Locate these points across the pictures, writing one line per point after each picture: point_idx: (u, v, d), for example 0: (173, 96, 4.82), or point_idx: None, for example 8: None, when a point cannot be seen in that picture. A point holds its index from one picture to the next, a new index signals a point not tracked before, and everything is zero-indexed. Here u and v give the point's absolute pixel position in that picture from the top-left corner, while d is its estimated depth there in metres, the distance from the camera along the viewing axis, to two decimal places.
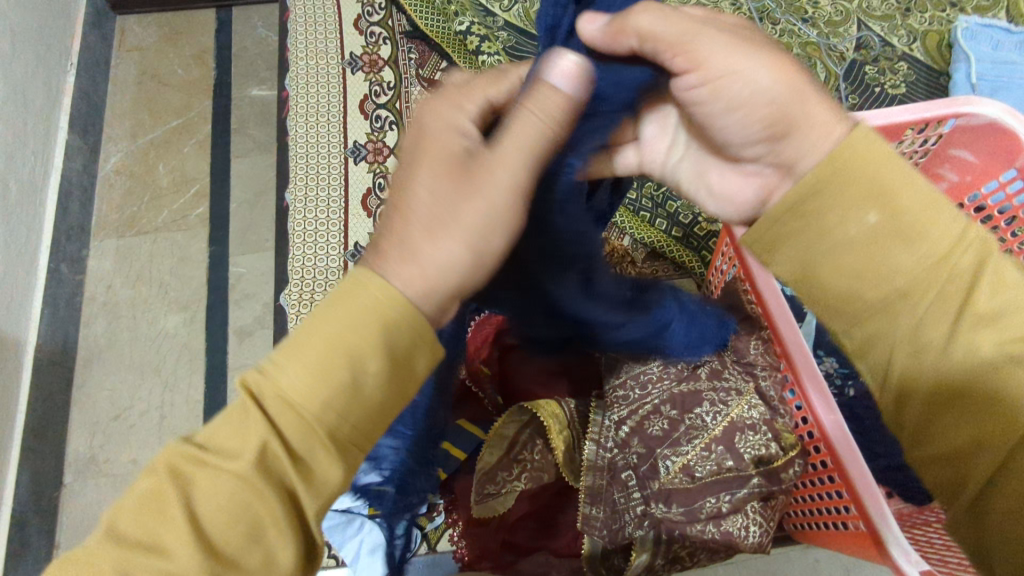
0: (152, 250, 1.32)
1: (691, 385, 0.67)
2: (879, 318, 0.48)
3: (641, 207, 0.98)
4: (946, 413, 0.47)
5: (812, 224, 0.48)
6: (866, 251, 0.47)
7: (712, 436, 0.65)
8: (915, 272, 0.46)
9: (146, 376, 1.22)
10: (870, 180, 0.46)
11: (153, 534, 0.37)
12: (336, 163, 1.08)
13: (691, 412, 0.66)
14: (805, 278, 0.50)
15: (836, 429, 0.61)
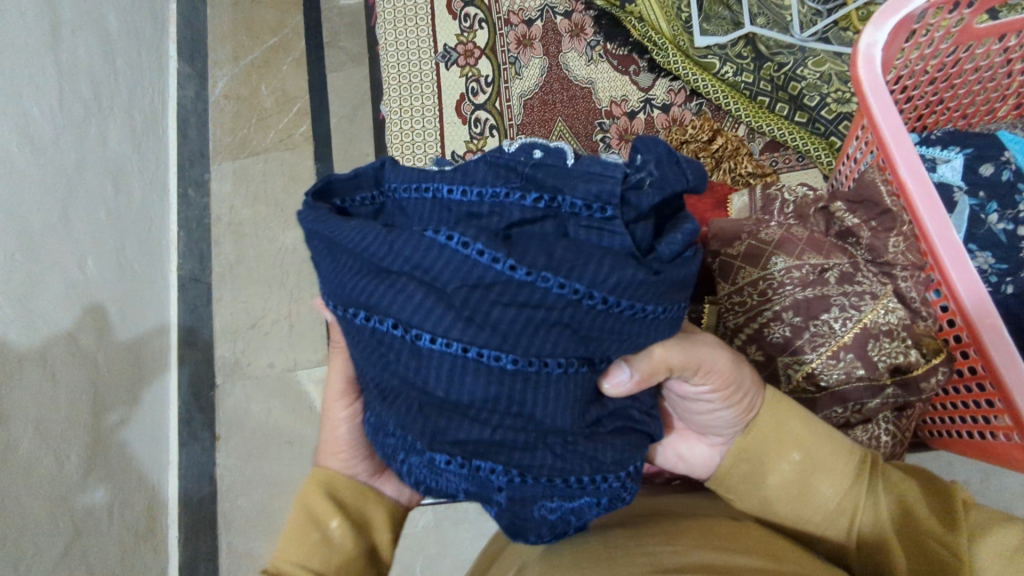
0: (266, 170, 1.37)
1: (818, 291, 0.62)
2: (788, 480, 0.53)
3: (758, 91, 0.93)
4: (803, 501, 0.53)
5: (754, 457, 0.54)
6: (790, 446, 0.54)
7: (841, 343, 0.61)
8: (811, 457, 0.53)
9: (273, 289, 1.32)
10: (787, 432, 0.54)
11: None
12: (427, 70, 1.04)
13: (816, 319, 0.61)
14: (748, 446, 0.54)
15: (993, 332, 0.54)
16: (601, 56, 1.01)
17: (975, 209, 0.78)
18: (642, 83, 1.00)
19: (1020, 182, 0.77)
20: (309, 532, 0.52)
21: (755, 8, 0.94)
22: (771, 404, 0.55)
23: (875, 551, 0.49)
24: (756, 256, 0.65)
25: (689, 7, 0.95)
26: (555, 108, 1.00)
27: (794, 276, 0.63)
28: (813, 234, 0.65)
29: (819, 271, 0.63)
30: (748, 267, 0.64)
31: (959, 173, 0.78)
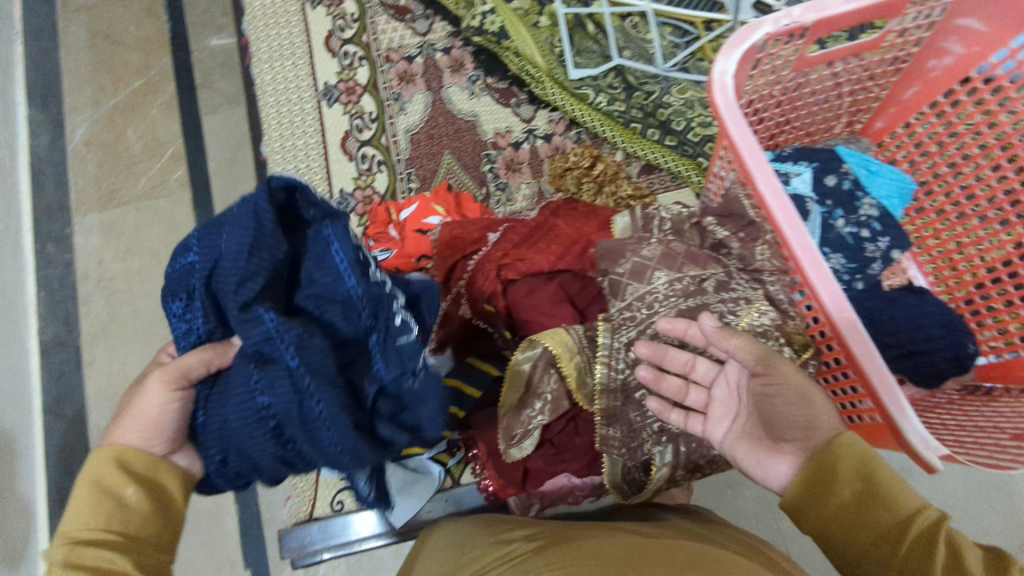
0: (138, 220, 1.28)
1: (698, 299, 0.67)
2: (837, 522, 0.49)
3: (631, 118, 1.00)
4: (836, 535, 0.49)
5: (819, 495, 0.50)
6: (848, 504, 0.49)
7: None
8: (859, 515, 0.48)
9: (153, 346, 1.22)
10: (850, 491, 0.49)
11: (102, 531, 0.48)
12: (309, 109, 1.03)
13: None
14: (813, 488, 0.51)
15: (850, 327, 0.59)
16: (483, 90, 1.04)
17: (825, 216, 0.87)
18: (524, 115, 1.03)
19: (858, 190, 0.87)
20: (100, 498, 0.49)
21: (621, 41, 1.00)
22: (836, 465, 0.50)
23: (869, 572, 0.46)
24: (643, 271, 0.67)
25: (561, 42, 1.00)
26: (441, 141, 1.01)
27: (678, 287, 0.67)
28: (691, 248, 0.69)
29: (698, 281, 0.67)
30: (634, 283, 0.67)
31: (807, 184, 0.87)
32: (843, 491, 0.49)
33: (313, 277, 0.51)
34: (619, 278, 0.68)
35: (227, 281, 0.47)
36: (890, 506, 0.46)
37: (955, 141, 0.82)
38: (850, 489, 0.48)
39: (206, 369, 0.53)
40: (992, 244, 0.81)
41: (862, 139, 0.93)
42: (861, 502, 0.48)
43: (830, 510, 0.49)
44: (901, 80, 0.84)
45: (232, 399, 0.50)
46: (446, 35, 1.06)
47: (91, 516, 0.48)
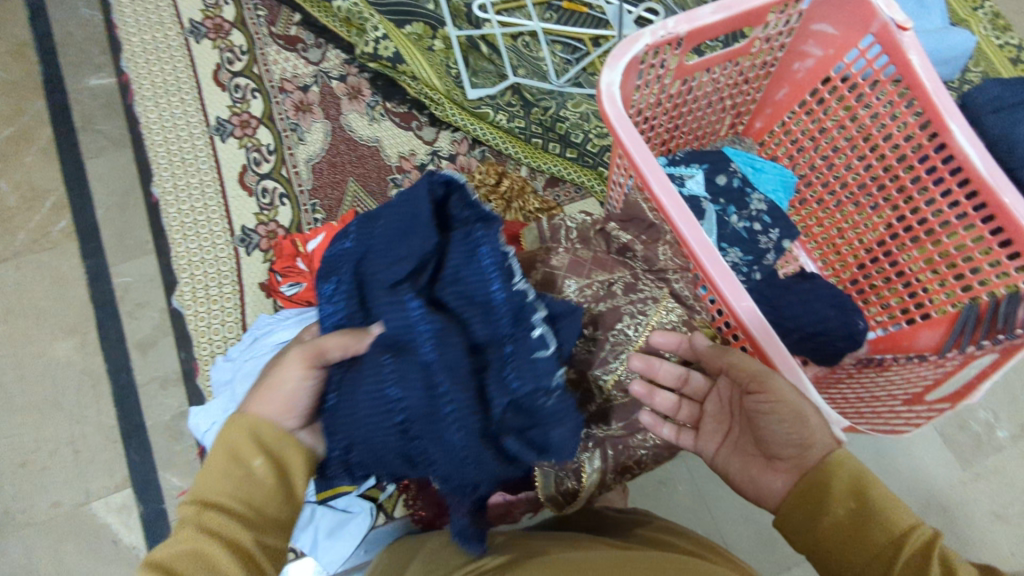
0: (18, 278, 1.18)
1: (609, 303, 0.68)
2: (837, 535, 0.51)
3: (532, 134, 1.02)
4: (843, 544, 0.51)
5: (821, 510, 0.52)
6: (850, 525, 0.51)
7: (636, 347, 0.67)
8: (858, 533, 0.50)
9: (45, 413, 1.12)
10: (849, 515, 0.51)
11: (235, 499, 0.48)
12: (201, 146, 0.99)
13: (613, 329, 0.67)
14: (820, 505, 0.52)
15: (750, 314, 0.62)
16: (383, 115, 1.03)
17: (720, 213, 0.92)
18: (426, 137, 1.03)
19: (747, 186, 0.93)
20: (234, 471, 0.48)
21: (515, 61, 1.05)
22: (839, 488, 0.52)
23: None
24: (553, 280, 0.70)
25: (457, 64, 1.02)
26: (344, 169, 0.99)
27: (586, 294, 0.69)
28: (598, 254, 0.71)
29: (607, 285, 0.69)
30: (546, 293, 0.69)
31: (701, 184, 0.92)
32: (837, 508, 0.51)
33: (459, 273, 0.57)
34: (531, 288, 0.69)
35: (380, 266, 0.55)
36: (883, 524, 0.49)
37: (823, 135, 0.89)
38: (843, 507, 0.51)
39: (342, 356, 0.53)
40: (870, 226, 0.88)
41: (745, 139, 0.99)
42: (854, 519, 0.50)
43: (824, 527, 0.52)
44: (772, 84, 0.91)
45: (362, 391, 0.52)
46: (341, 62, 1.05)
47: (236, 484, 0.48)
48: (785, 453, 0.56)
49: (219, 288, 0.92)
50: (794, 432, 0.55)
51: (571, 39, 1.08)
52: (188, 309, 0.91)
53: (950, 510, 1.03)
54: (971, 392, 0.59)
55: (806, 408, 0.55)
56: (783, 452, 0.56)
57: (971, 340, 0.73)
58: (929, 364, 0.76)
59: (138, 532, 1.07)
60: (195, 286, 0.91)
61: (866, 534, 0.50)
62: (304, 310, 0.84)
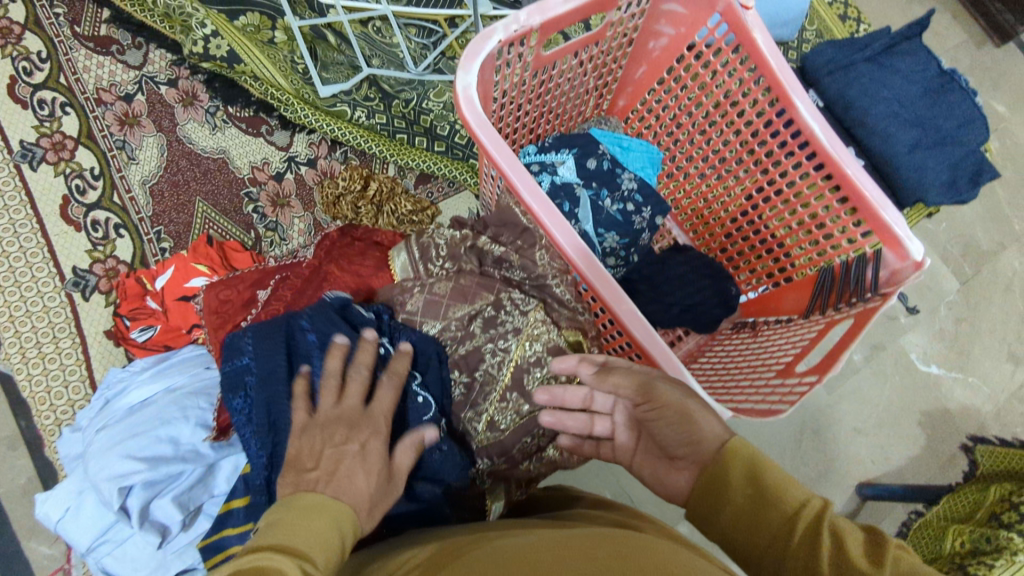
0: None
1: (470, 345, 0.67)
2: (742, 520, 0.49)
3: (396, 130, 0.96)
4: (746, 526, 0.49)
5: (722, 497, 0.51)
6: (754, 504, 0.49)
7: (504, 385, 0.65)
8: (759, 512, 0.48)
9: None
10: (749, 495, 0.49)
11: (295, 537, 0.40)
12: (5, 177, 0.85)
13: (477, 371, 0.66)
14: (718, 490, 0.51)
15: (630, 315, 0.62)
16: (226, 121, 0.93)
17: (593, 197, 0.91)
18: (279, 142, 0.94)
19: (617, 167, 0.93)
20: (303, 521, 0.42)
21: (367, 50, 0.98)
22: (733, 470, 0.51)
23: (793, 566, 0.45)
24: (434, 308, 0.68)
25: (303, 58, 0.93)
26: (188, 187, 0.89)
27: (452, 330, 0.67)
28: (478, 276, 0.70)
29: (466, 322, 0.67)
30: (429, 321, 0.68)
31: (572, 170, 0.91)
32: (734, 497, 0.50)
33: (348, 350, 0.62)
34: (412, 316, 0.68)
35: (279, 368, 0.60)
36: (778, 503, 0.48)
37: (683, 110, 0.91)
38: (739, 496, 0.50)
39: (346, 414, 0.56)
40: (731, 197, 0.92)
41: (610, 118, 0.99)
42: (749, 508, 0.49)
43: (724, 516, 0.50)
44: (630, 63, 0.91)
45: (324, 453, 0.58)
46: (167, 64, 0.93)
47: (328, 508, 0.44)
48: (682, 453, 0.55)
49: (53, 342, 0.81)
50: (685, 432, 0.54)
51: (426, 21, 1.03)
52: (18, 371, 0.80)
53: (820, 433, 1.15)
54: (833, 364, 0.62)
55: (689, 405, 0.55)
56: (680, 451, 0.55)
57: (829, 301, 0.78)
58: (794, 325, 0.82)
59: None
60: (23, 344, 0.80)
61: (768, 509, 0.48)
62: (163, 358, 0.77)
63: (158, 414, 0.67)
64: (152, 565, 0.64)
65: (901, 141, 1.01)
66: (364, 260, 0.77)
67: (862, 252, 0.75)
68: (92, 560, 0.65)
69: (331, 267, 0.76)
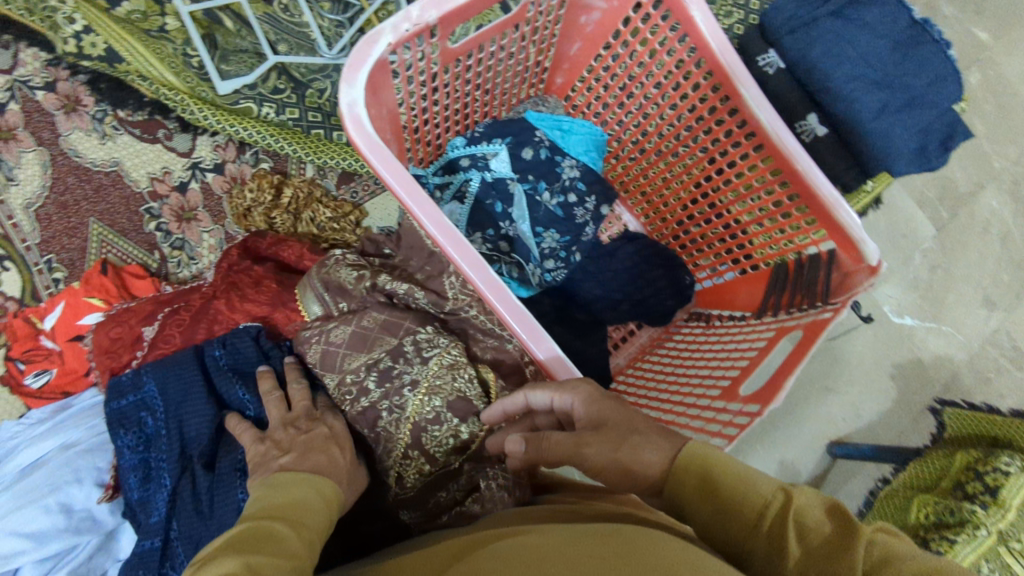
0: None
1: (375, 394, 0.59)
2: (706, 523, 0.41)
3: (311, 124, 0.86)
4: (711, 527, 0.41)
5: (679, 502, 0.43)
6: (714, 499, 0.41)
7: (406, 443, 0.59)
8: (722, 514, 0.40)
9: None
10: (710, 488, 0.41)
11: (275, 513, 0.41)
12: None
13: (378, 426, 0.59)
14: (673, 496, 0.43)
15: (551, 357, 0.54)
16: (116, 128, 0.83)
17: (530, 192, 0.83)
18: (180, 147, 0.84)
19: (556, 155, 0.84)
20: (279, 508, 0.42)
21: (271, 34, 0.86)
22: (689, 466, 0.43)
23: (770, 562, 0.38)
24: (331, 359, 0.61)
25: (196, 49, 0.82)
26: (79, 208, 0.80)
27: (354, 380, 0.60)
28: (382, 315, 0.62)
29: (362, 374, 0.60)
30: (328, 373, 0.61)
31: (506, 163, 0.82)
32: (693, 513, 0.42)
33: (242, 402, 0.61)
34: (313, 369, 0.62)
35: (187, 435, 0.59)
36: (744, 495, 0.40)
37: (625, 90, 0.83)
38: (702, 509, 0.42)
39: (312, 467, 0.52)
40: (680, 183, 0.84)
41: (548, 98, 0.90)
42: (713, 512, 0.41)
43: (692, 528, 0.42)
44: (563, 40, 0.81)
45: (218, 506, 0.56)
46: (42, 65, 0.82)
47: (300, 495, 0.44)
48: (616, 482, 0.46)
49: None
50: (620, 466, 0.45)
51: None
52: None
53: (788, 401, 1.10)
54: (775, 397, 0.57)
55: (625, 425, 0.46)
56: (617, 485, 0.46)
57: (782, 301, 0.72)
58: (746, 327, 0.76)
59: None
60: None
61: (733, 496, 0.40)
62: (62, 407, 0.70)
63: (50, 478, 0.59)
64: None
65: (867, 106, 0.92)
66: (257, 293, 0.69)
67: (817, 251, 0.69)
68: None
69: (221, 304, 0.68)
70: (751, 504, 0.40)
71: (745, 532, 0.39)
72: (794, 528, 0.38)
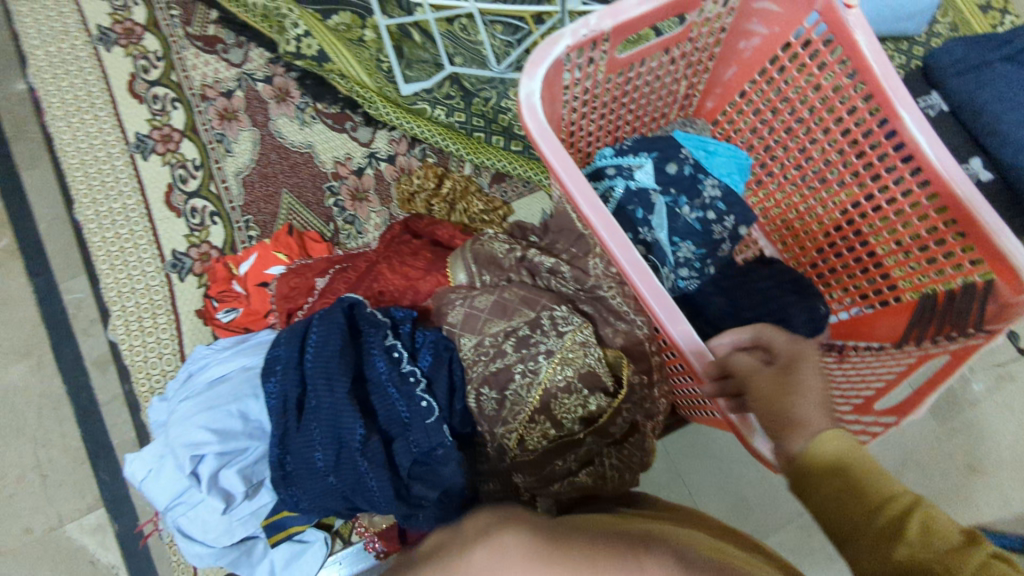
0: None
1: (503, 361, 0.59)
2: (826, 500, 0.42)
3: (473, 128, 0.96)
4: (829, 503, 0.42)
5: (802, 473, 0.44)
6: (844, 479, 0.42)
7: (533, 409, 0.58)
8: (847, 494, 0.41)
9: None
10: (845, 469, 0.42)
11: None
12: (121, 165, 0.93)
13: (508, 391, 0.58)
14: (802, 466, 0.44)
15: (686, 338, 0.57)
16: (314, 117, 0.97)
17: (670, 205, 0.86)
18: (362, 138, 0.97)
19: (700, 172, 0.87)
20: None
21: (451, 48, 0.97)
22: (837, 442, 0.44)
23: (882, 547, 0.39)
24: (473, 322, 0.62)
25: (388, 56, 0.94)
26: (277, 179, 0.94)
27: (485, 347, 0.60)
28: (523, 290, 0.63)
29: (501, 339, 0.60)
30: (466, 335, 0.62)
31: (650, 175, 0.86)
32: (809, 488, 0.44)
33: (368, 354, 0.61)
34: (451, 330, 0.63)
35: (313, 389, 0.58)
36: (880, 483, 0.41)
37: (775, 114, 0.84)
38: (826, 488, 0.42)
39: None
40: (825, 210, 0.84)
41: (697, 120, 0.94)
42: (841, 488, 0.42)
43: (808, 506, 0.43)
44: (719, 64, 0.85)
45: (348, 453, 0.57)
46: (265, 62, 0.98)
47: None
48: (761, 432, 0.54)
49: (152, 318, 0.88)
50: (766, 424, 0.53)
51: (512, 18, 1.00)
52: (122, 341, 0.87)
53: None
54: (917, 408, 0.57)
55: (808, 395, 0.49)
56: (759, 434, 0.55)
57: (926, 333, 0.69)
58: (883, 355, 0.74)
59: (116, 552, 0.94)
60: (127, 318, 0.87)
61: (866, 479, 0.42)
62: (243, 339, 0.81)
63: (232, 390, 0.70)
64: (221, 528, 0.68)
65: None
66: (415, 261, 0.73)
67: (971, 282, 0.66)
68: (171, 518, 0.68)
69: (383, 268, 0.73)
70: (884, 495, 0.41)
71: (867, 516, 0.40)
72: (920, 525, 0.39)
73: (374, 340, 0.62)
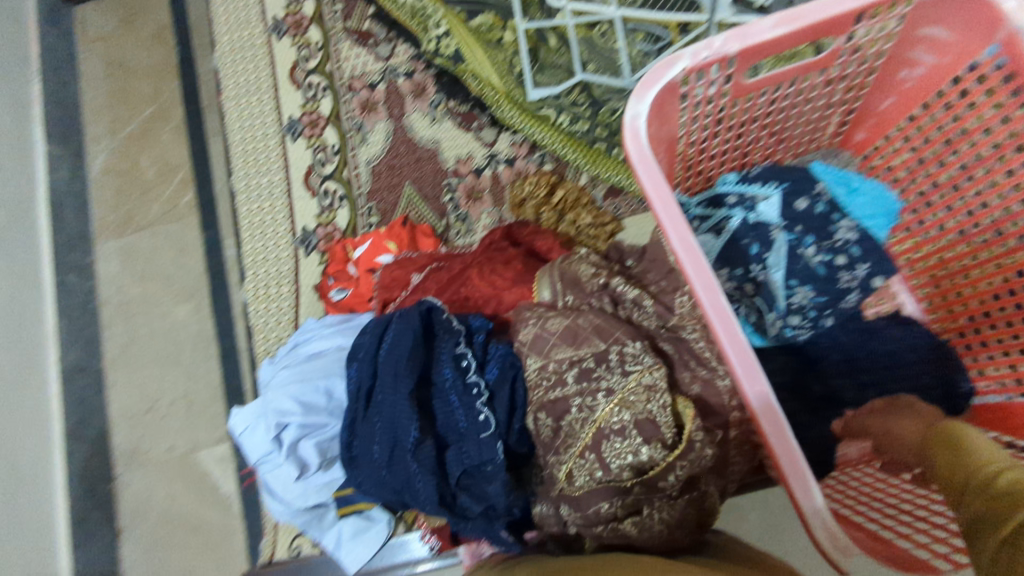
0: (154, 245, 1.21)
1: (564, 389, 0.59)
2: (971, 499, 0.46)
3: (594, 138, 0.93)
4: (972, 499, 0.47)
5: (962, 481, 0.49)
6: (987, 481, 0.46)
7: (584, 444, 0.57)
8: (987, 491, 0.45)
9: (167, 368, 1.14)
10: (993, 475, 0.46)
11: None
12: (274, 145, 1.03)
13: (563, 420, 0.58)
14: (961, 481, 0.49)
15: (762, 400, 0.51)
16: (444, 115, 1.01)
17: (793, 244, 0.79)
18: (486, 139, 1.00)
19: (834, 211, 0.80)
20: None
21: (585, 53, 0.89)
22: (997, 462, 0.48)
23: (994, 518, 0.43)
24: (541, 344, 0.61)
25: (519, 60, 0.92)
26: (402, 171, 0.99)
27: (547, 372, 0.60)
28: (598, 319, 0.61)
29: (564, 367, 0.59)
30: (533, 355, 0.61)
31: (775, 209, 0.80)
32: (972, 503, 0.46)
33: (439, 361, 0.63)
34: (520, 347, 0.63)
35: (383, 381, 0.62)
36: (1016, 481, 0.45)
37: (934, 156, 0.73)
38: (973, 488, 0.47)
39: None
40: (981, 273, 0.72)
41: (842, 152, 0.85)
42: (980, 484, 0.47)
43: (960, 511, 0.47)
44: (875, 92, 0.75)
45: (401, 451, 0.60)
46: (409, 58, 1.03)
47: None
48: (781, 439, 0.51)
49: (279, 286, 0.97)
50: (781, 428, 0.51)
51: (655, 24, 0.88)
52: (251, 303, 0.98)
53: None
54: None
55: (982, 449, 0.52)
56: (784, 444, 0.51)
57: None
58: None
59: (234, 485, 1.07)
60: (257, 284, 0.98)
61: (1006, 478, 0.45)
62: (347, 319, 0.87)
63: (323, 368, 0.76)
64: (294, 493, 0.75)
65: None
66: (505, 271, 0.75)
67: None
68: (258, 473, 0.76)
69: (473, 274, 0.76)
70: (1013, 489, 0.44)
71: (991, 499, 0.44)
72: None
73: (446, 346, 0.65)
